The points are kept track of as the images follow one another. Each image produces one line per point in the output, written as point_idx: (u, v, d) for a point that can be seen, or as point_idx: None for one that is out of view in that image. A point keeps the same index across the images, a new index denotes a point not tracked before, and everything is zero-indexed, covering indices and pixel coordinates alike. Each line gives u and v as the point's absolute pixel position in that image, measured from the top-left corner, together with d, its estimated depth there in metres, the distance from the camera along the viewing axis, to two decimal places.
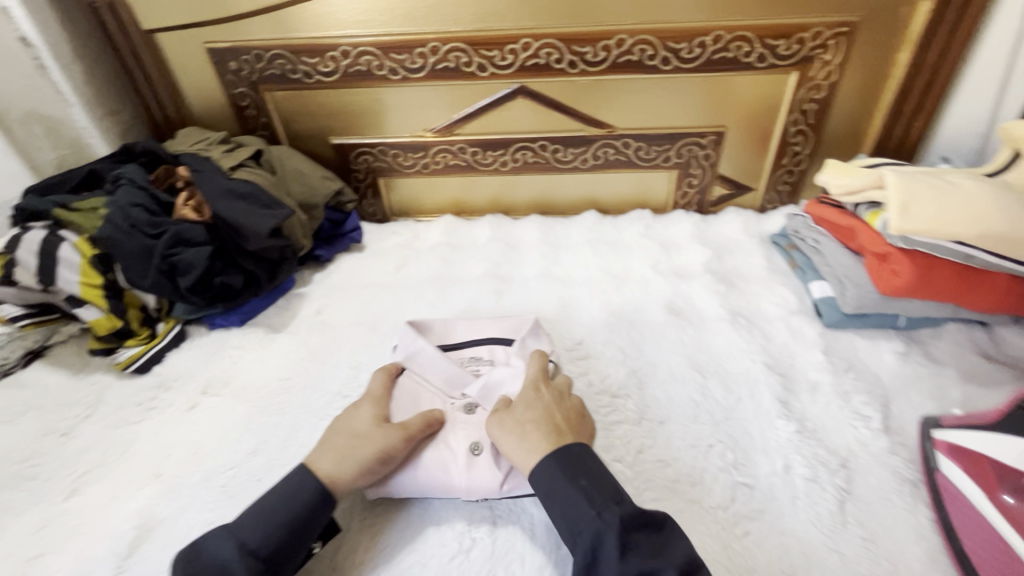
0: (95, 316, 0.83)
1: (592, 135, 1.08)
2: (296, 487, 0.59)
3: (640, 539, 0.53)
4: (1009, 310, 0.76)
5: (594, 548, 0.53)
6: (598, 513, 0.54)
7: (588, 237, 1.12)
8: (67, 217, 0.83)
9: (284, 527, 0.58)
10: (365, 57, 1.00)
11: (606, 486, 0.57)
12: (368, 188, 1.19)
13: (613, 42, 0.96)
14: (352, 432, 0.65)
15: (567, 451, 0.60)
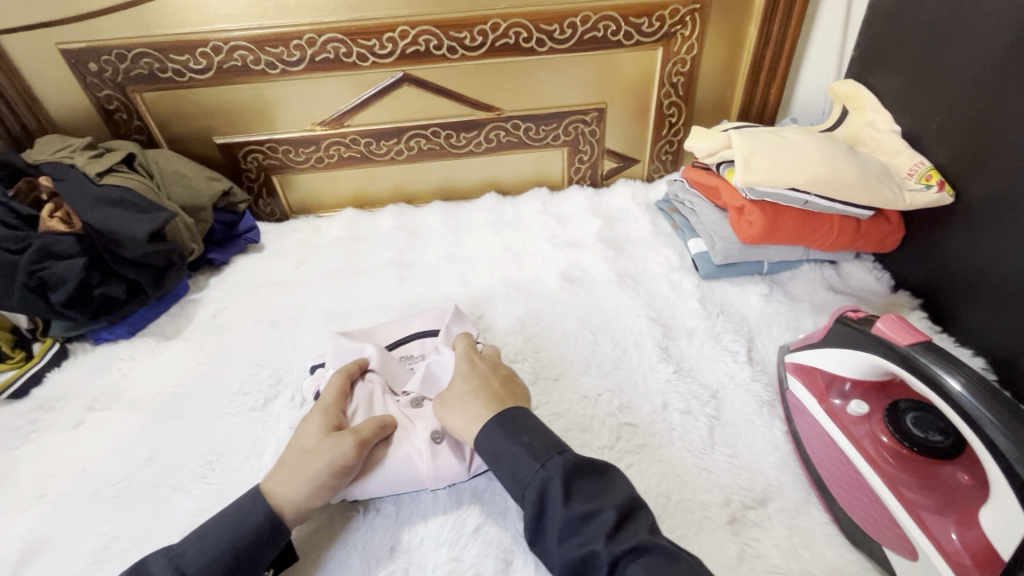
0: None
1: (482, 119, 1.12)
2: (246, 515, 0.56)
3: (583, 484, 0.52)
4: (847, 246, 0.86)
5: (541, 499, 0.52)
6: (538, 466, 0.54)
7: (489, 218, 1.16)
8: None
9: (228, 559, 0.54)
10: (240, 52, 0.98)
11: (547, 441, 0.56)
12: (262, 187, 1.16)
13: (489, 27, 1.00)
14: (300, 451, 0.61)
15: (508, 415, 0.59)
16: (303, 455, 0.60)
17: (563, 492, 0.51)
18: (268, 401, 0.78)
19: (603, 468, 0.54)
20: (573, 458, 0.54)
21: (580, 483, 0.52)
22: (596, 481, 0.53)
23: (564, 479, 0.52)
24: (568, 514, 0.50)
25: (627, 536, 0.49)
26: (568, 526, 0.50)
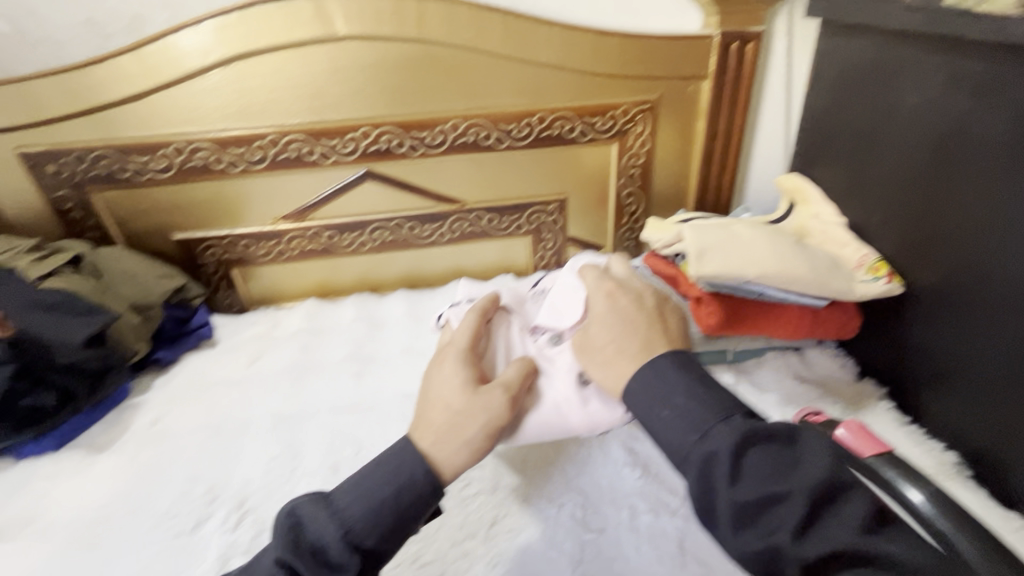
0: None
1: (445, 211, 1.14)
2: (395, 467, 0.54)
3: (759, 457, 0.44)
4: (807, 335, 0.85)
5: (706, 474, 0.45)
6: (704, 430, 0.48)
7: (453, 307, 1.14)
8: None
9: (391, 514, 0.52)
10: (201, 152, 0.99)
11: (731, 401, 0.50)
12: (221, 280, 1.14)
13: (448, 126, 1.04)
14: (448, 410, 0.58)
15: (655, 366, 0.54)
16: (461, 408, 0.58)
17: (733, 469, 0.44)
18: (197, 524, 0.71)
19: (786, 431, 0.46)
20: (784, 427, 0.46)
21: (759, 453, 0.44)
22: (784, 449, 0.45)
23: (729, 449, 0.45)
24: (732, 500, 0.43)
25: (775, 535, 0.41)
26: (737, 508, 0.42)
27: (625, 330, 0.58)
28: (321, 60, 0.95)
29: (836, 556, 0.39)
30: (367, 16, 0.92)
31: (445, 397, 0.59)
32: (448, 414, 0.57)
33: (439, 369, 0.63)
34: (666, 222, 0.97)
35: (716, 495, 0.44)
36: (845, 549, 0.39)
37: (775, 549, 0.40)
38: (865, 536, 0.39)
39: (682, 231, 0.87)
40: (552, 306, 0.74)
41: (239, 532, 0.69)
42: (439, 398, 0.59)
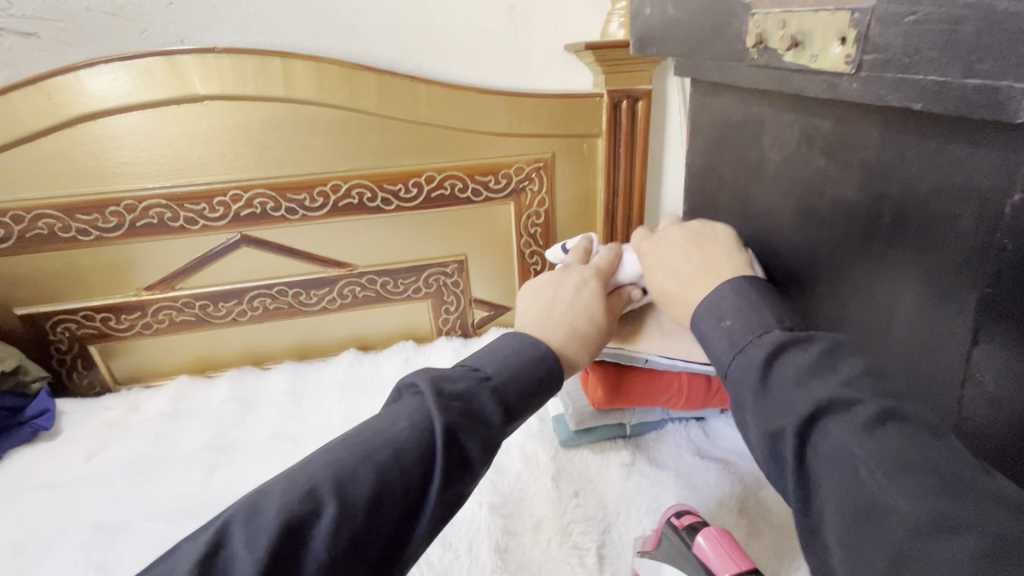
0: None
1: (333, 276, 1.05)
2: (517, 353, 0.51)
3: (795, 359, 0.40)
4: (700, 404, 0.79)
5: (744, 376, 0.42)
6: (744, 347, 0.44)
7: (341, 380, 1.04)
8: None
9: (526, 375, 0.50)
10: (46, 221, 0.90)
11: (777, 315, 0.45)
12: (76, 358, 1.02)
13: (329, 188, 0.97)
14: (577, 307, 0.58)
15: (717, 293, 0.49)
16: (577, 299, 0.59)
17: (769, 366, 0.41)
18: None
19: (825, 345, 0.40)
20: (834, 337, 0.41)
21: (795, 357, 0.40)
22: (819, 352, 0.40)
23: (762, 360, 0.41)
24: (761, 385, 0.40)
25: (780, 418, 0.38)
26: (767, 391, 0.40)
27: (691, 268, 0.53)
28: (180, 122, 0.89)
29: (828, 412, 0.36)
30: (228, 77, 0.87)
31: (553, 295, 0.59)
32: (562, 306, 0.58)
33: (548, 278, 0.62)
34: None
35: (746, 405, 0.41)
36: (848, 410, 0.35)
37: (778, 432, 0.38)
38: (873, 417, 0.34)
39: None
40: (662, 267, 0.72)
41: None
42: (549, 310, 0.58)
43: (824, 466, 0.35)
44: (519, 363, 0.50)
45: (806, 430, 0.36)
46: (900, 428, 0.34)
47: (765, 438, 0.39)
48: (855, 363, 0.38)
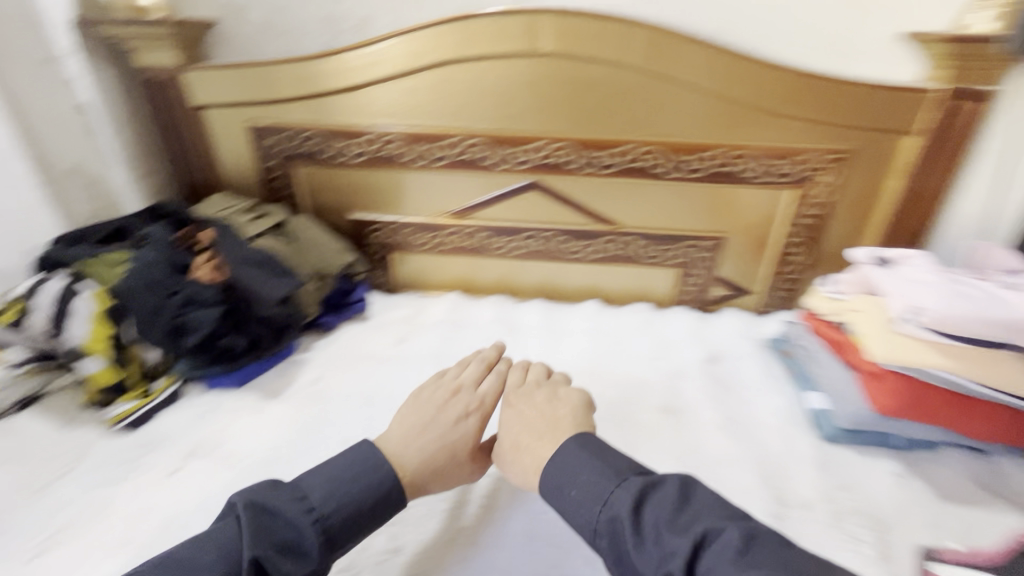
0: (96, 368, 0.83)
1: (599, 231, 1.14)
2: (368, 464, 0.67)
3: (654, 510, 0.56)
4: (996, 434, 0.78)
5: (614, 537, 0.57)
6: (606, 496, 0.59)
7: (587, 327, 1.14)
8: (92, 267, 0.88)
9: (350, 505, 0.63)
10: (392, 144, 1.08)
11: (599, 471, 0.62)
12: (379, 260, 1.24)
13: (622, 151, 1.04)
14: (456, 441, 0.75)
15: (562, 457, 0.66)
16: (456, 425, 0.76)
17: (632, 518, 0.56)
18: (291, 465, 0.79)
19: (641, 483, 0.59)
20: (645, 475, 0.60)
21: (655, 504, 0.57)
22: (685, 508, 0.56)
23: (627, 511, 0.57)
24: (654, 538, 0.54)
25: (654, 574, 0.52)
26: (639, 542, 0.54)
27: (540, 429, 0.72)
28: (517, 74, 1.00)
29: (705, 542, 0.52)
30: (570, 38, 0.95)
31: (431, 418, 0.77)
32: (437, 437, 0.73)
33: (540, 399, 0.79)
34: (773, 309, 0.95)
35: (629, 554, 0.55)
36: (722, 541, 0.52)
37: None
38: (739, 540, 0.51)
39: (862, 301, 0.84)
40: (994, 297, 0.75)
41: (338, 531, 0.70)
42: (521, 431, 0.74)
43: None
44: (373, 492, 0.65)
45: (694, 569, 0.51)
46: (758, 545, 0.51)
47: (655, 567, 0.52)
48: (736, 533, 0.52)
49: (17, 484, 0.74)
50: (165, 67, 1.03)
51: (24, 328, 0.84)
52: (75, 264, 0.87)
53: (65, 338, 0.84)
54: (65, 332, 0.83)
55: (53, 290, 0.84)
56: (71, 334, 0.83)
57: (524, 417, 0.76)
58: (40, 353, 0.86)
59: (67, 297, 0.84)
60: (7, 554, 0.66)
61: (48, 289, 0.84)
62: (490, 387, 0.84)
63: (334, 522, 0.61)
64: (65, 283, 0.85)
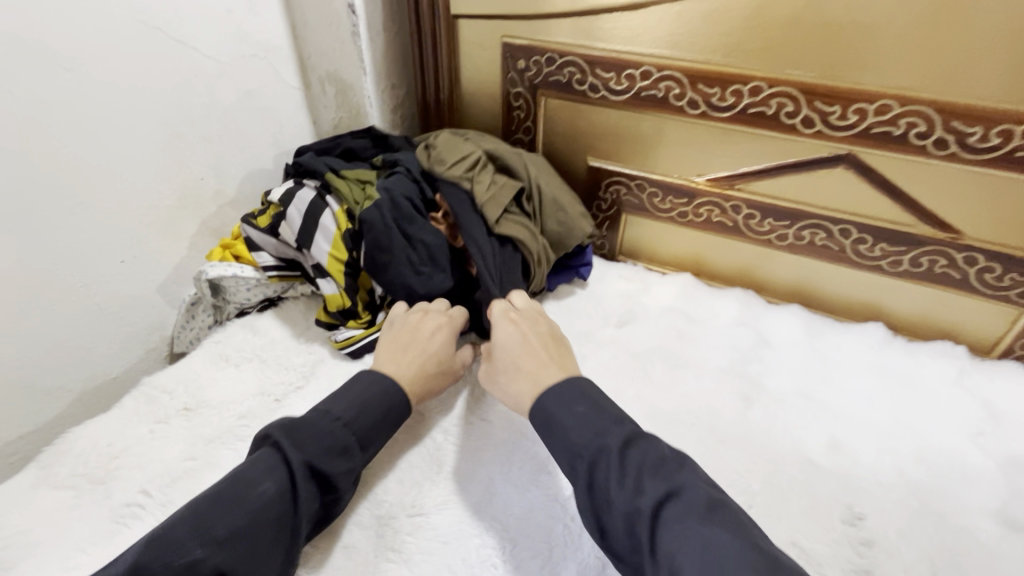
0: (331, 291, 0.81)
1: (925, 237, 0.82)
2: (352, 416, 0.61)
3: (641, 458, 0.52)
4: None
5: (592, 466, 0.53)
6: (604, 433, 0.55)
7: (869, 359, 0.86)
8: (335, 183, 0.83)
9: (327, 448, 0.57)
10: (667, 82, 0.87)
11: (611, 413, 0.57)
12: (606, 219, 1.07)
13: (1020, 130, 0.70)
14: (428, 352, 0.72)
15: (567, 388, 0.60)
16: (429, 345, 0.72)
17: (625, 454, 0.52)
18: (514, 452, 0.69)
19: (629, 434, 0.54)
20: (636, 431, 0.55)
21: (641, 450, 0.52)
22: (673, 470, 0.51)
23: (618, 447, 0.53)
24: (646, 488, 0.49)
25: (638, 503, 0.49)
26: (622, 473, 0.51)
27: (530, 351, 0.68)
28: None
29: (673, 497, 0.48)
30: None
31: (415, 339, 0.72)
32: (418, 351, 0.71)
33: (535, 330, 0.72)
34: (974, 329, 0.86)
35: (607, 487, 0.51)
36: (687, 500, 0.48)
37: (634, 514, 0.48)
38: (707, 506, 0.47)
39: None
40: None
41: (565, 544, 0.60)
42: (520, 355, 0.68)
43: (666, 545, 0.46)
44: (385, 408, 0.64)
45: (658, 511, 0.48)
46: (724, 514, 0.47)
47: (628, 509, 0.49)
48: (698, 496, 0.48)
49: (257, 389, 0.76)
50: None
51: (276, 235, 0.84)
52: (324, 176, 0.83)
53: (308, 253, 0.82)
54: (309, 247, 0.81)
55: (302, 200, 0.82)
56: (314, 250, 0.81)
57: (523, 331, 0.70)
58: (283, 261, 0.87)
59: (312, 212, 0.81)
60: None
61: (299, 198, 0.82)
62: (528, 307, 0.77)
63: (361, 424, 0.61)
64: (312, 194, 0.82)
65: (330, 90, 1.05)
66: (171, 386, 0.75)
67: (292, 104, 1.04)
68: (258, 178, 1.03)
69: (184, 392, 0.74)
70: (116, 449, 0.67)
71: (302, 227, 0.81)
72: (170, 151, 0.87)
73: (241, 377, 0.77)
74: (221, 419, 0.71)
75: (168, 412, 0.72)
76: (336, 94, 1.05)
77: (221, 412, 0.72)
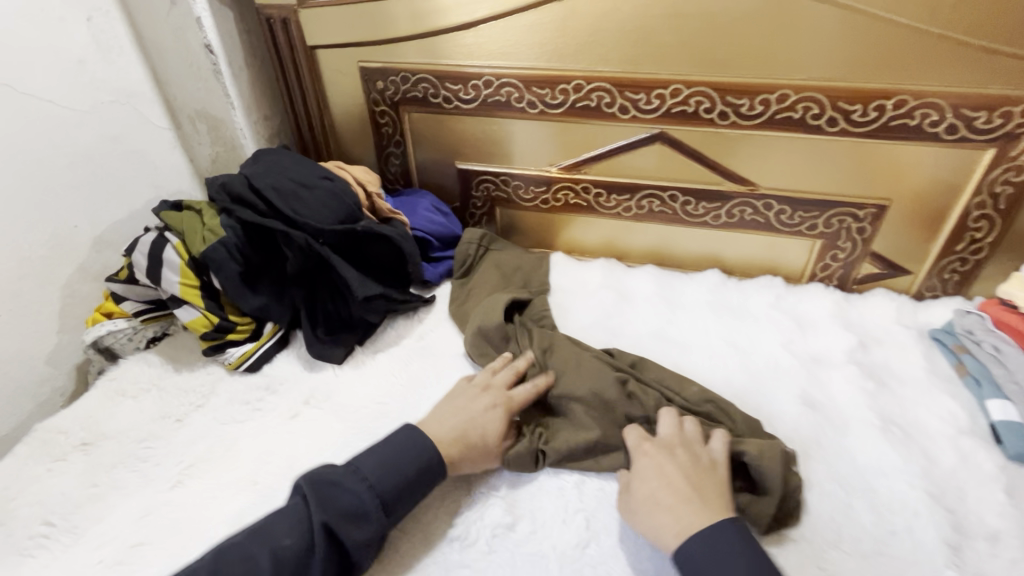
0: (192, 316, 0.85)
1: (731, 192, 1.00)
2: (418, 449, 0.65)
3: None
4: None
5: None
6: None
7: (708, 299, 1.02)
8: (172, 220, 0.88)
9: (403, 483, 0.63)
10: (506, 89, 0.99)
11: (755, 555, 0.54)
12: (483, 214, 1.18)
13: (774, 97, 0.88)
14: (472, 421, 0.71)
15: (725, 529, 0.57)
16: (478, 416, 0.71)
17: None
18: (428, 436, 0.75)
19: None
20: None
21: None
22: None
23: None
24: None
25: None
26: None
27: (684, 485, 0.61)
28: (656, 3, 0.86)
29: None
30: None
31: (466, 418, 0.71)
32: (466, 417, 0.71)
33: (675, 462, 0.64)
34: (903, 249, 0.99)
35: None
36: None
37: None
38: None
39: None
40: None
41: (456, 489, 0.70)
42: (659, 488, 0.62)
43: None
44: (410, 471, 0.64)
45: None
46: None
47: None
48: None
49: (156, 414, 0.79)
50: (281, 5, 1.00)
51: (132, 281, 0.88)
52: (163, 217, 0.88)
53: (161, 289, 0.86)
54: (160, 284, 0.85)
55: (144, 243, 0.86)
56: (164, 285, 0.85)
57: (667, 465, 0.63)
58: (151, 303, 0.91)
59: (153, 250, 0.85)
60: (149, 480, 0.70)
61: (141, 241, 0.86)
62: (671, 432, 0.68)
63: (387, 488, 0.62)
64: (153, 235, 0.87)
65: (202, 126, 1.08)
66: (65, 425, 0.77)
67: (163, 146, 1.07)
68: (137, 220, 1.06)
69: (81, 428, 0.77)
70: (13, 493, 0.68)
71: (148, 266, 0.85)
72: (36, 202, 0.89)
73: (139, 406, 0.81)
74: (122, 447, 0.74)
75: (66, 449, 0.74)
76: (209, 130, 1.09)
77: (122, 440, 0.75)
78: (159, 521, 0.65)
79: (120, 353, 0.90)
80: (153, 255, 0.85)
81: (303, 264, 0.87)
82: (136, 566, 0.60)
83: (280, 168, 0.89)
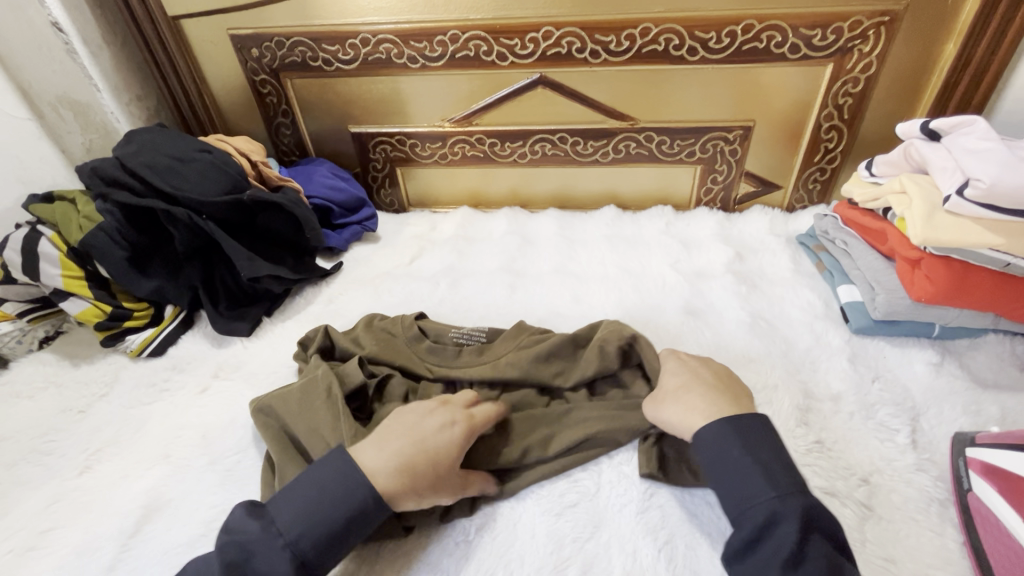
0: (82, 308, 0.82)
1: (614, 128, 1.05)
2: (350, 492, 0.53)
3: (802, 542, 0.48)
4: (1005, 309, 0.72)
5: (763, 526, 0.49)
6: (758, 501, 0.50)
7: (605, 233, 1.09)
8: (44, 212, 0.83)
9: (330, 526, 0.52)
10: (385, 45, 0.99)
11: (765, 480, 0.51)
12: (385, 176, 1.19)
13: (638, 32, 0.93)
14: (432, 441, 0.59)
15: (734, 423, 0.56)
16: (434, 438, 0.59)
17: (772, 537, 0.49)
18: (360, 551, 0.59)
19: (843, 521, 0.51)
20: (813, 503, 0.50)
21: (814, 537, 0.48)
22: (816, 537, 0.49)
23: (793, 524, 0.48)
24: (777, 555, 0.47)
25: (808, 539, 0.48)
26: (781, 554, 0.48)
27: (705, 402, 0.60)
28: None
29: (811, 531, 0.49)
30: None
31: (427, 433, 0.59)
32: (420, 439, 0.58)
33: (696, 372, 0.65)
34: (779, 164, 1.08)
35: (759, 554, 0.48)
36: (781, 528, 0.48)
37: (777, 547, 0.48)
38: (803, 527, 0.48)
39: (901, 181, 0.75)
40: (972, 156, 0.65)
41: None
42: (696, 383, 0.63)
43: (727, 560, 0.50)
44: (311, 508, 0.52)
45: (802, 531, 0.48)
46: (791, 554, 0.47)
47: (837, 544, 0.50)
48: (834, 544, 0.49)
49: (57, 408, 0.78)
50: None
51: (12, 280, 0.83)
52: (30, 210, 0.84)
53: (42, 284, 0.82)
54: (38, 278, 0.81)
55: (15, 239, 0.81)
56: (44, 280, 0.81)
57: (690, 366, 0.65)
58: (35, 301, 0.86)
59: (27, 244, 0.80)
60: (56, 472, 0.70)
61: (11, 237, 0.81)
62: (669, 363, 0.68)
63: (308, 544, 0.51)
64: (24, 229, 0.82)
65: (68, 114, 0.99)
66: None
67: (26, 139, 0.94)
68: None
69: None
70: None
71: (23, 262, 0.80)
72: None
73: (37, 404, 0.79)
74: (23, 443, 0.73)
75: None
76: (76, 117, 1.00)
77: (21, 439, 0.73)
78: (69, 507, 0.65)
79: (11, 357, 0.85)
80: (28, 248, 0.80)
81: (194, 241, 0.86)
82: (49, 550, 0.61)
83: (156, 146, 0.87)
